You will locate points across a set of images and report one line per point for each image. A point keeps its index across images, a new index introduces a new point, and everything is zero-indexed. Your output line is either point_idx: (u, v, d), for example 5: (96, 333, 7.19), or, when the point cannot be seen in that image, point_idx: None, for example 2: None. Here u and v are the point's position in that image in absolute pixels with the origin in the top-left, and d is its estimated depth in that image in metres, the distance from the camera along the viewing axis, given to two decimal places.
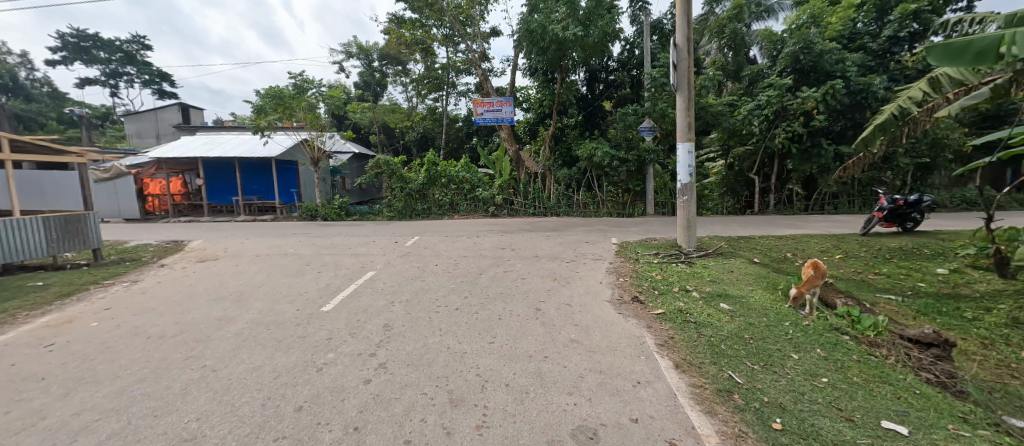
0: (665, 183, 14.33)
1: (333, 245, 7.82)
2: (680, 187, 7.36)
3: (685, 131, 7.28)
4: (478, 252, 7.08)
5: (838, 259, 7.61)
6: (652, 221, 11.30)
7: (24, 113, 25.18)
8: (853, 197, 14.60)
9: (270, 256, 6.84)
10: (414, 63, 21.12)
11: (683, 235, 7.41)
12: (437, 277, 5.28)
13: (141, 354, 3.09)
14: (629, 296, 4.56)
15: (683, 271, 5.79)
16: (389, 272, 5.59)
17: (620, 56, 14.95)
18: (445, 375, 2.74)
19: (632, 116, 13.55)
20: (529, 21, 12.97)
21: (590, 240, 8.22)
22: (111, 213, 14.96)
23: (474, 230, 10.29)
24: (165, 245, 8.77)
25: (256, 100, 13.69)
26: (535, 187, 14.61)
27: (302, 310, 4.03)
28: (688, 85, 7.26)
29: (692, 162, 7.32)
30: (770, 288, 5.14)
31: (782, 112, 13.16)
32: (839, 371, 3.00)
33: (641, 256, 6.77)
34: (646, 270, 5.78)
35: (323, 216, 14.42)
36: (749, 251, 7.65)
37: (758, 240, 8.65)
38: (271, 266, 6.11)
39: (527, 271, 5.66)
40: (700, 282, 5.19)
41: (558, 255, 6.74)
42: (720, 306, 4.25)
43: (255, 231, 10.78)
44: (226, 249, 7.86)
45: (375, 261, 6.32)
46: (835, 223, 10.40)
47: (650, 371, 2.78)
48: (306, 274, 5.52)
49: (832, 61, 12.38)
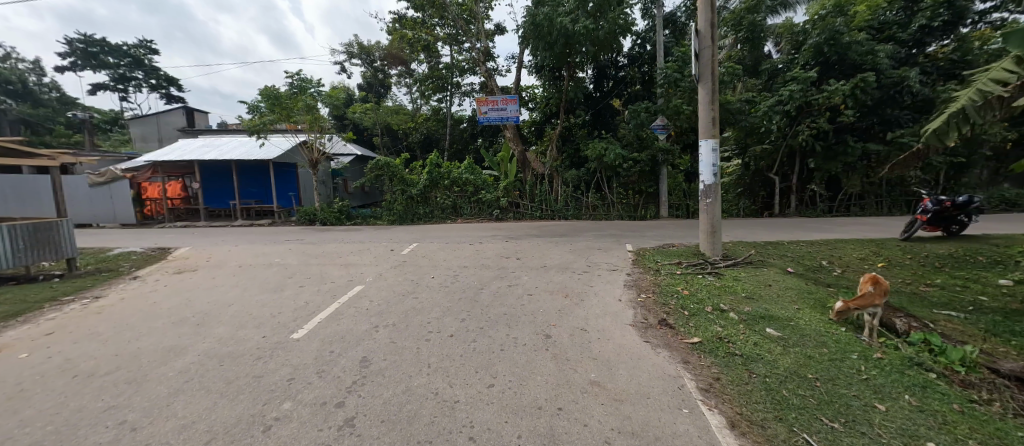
0: (679, 184, 13.59)
1: (324, 253, 7.22)
2: (704, 188, 6.66)
3: (709, 127, 6.55)
4: (479, 261, 6.43)
5: (881, 268, 6.83)
6: (667, 225, 10.56)
7: (31, 118, 25.28)
8: (881, 197, 13.70)
9: (254, 267, 6.27)
10: (417, 64, 20.65)
11: (708, 242, 6.73)
12: (431, 294, 4.62)
13: (53, 403, 2.47)
14: (655, 318, 3.86)
15: (712, 284, 5.06)
16: (379, 287, 4.96)
17: (631, 52, 14.29)
18: (428, 438, 2.07)
19: (644, 114, 12.89)
20: (534, 14, 12.37)
21: (603, 247, 7.52)
22: (105, 218, 14.42)
23: (478, 235, 9.67)
24: (150, 253, 8.27)
25: (253, 101, 13.20)
26: (542, 189, 13.93)
27: (269, 338, 3.39)
28: (711, 75, 6.53)
29: (716, 160, 6.59)
30: (819, 306, 4.39)
31: (806, 108, 12.34)
32: (947, 429, 2.27)
33: (662, 266, 6.05)
34: (670, 284, 5.06)
35: (322, 221, 13.90)
36: (779, 260, 6.96)
37: (787, 246, 7.90)
38: (251, 279, 5.53)
39: (534, 285, 4.99)
40: (736, 299, 4.46)
41: (569, 265, 6.06)
42: (766, 332, 3.54)
43: (247, 237, 10.24)
44: (210, 257, 7.32)
45: (366, 273, 5.69)
46: (869, 226, 9.57)
47: (699, 433, 2.09)
48: (285, 289, 4.91)
49: (860, 52, 11.57)
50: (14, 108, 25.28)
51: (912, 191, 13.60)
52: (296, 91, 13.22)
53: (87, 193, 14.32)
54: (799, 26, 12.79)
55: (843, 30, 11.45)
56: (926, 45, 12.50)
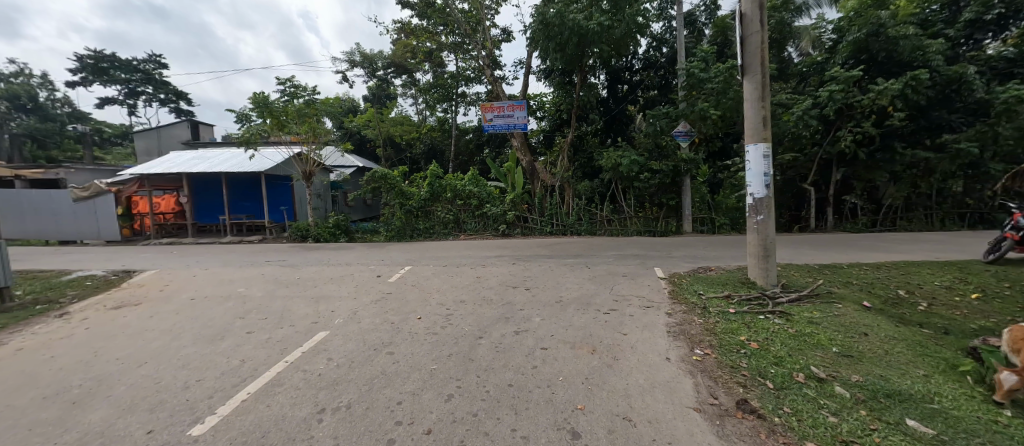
0: (704, 196, 12.35)
1: (298, 281, 6.11)
2: (753, 203, 5.49)
3: (760, 127, 5.39)
4: (479, 293, 5.26)
5: (978, 300, 5.49)
6: (697, 242, 9.29)
7: (38, 133, 25.15)
8: (931, 210, 12.25)
9: (208, 300, 5.17)
10: (422, 74, 19.83)
11: (758, 268, 5.53)
12: (412, 347, 3.45)
13: None
14: (728, 397, 2.63)
15: (784, 331, 3.86)
16: (347, 335, 3.80)
17: (647, 55, 13.27)
18: None
19: (664, 119, 11.78)
20: (544, 13, 11.32)
21: (628, 273, 6.32)
22: (88, 234, 13.58)
23: (481, 255, 8.48)
24: (110, 277, 7.28)
25: (241, 109, 12.32)
26: (552, 201, 12.83)
27: (155, 436, 2.24)
28: (761, 66, 5.40)
29: (767, 169, 5.41)
30: (951, 372, 3.10)
31: (846, 111, 11.04)
32: None
33: (707, 300, 4.85)
34: (728, 331, 3.84)
35: (315, 237, 12.91)
36: (847, 290, 5.70)
37: (848, 271, 6.62)
38: (195, 319, 4.42)
39: (549, 332, 3.79)
40: (830, 359, 3.26)
41: (591, 300, 4.86)
42: (913, 428, 2.28)
43: (226, 257, 9.19)
44: (168, 285, 6.28)
45: (338, 310, 4.57)
46: (939, 245, 8.17)
47: None
48: (225, 338, 3.77)
49: (910, 47, 10.26)
50: (21, 122, 25.15)
51: (967, 203, 12.13)
52: (289, 99, 12.33)
53: (70, 208, 13.53)
54: (833, 23, 11.62)
55: (889, 23, 10.19)
56: (976, 41, 11.19)
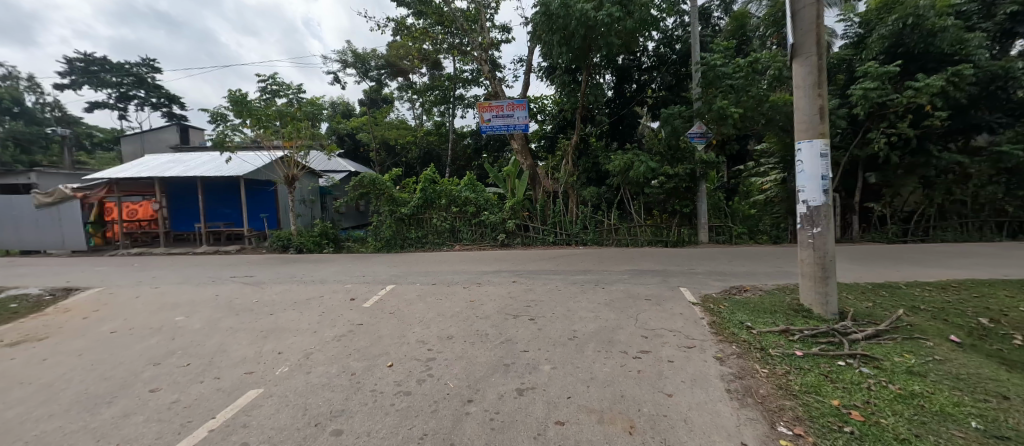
0: (718, 203, 11.39)
1: (253, 307, 5.03)
2: (807, 213, 4.49)
3: (816, 120, 4.39)
4: (472, 326, 4.20)
5: None
6: (721, 255, 8.26)
7: (21, 136, 24.11)
8: (966, 218, 11.18)
9: (130, 335, 4.11)
10: (419, 76, 18.98)
11: (815, 292, 4.52)
12: (369, 422, 2.39)
13: None
14: None
15: (887, 391, 2.80)
16: (286, 394, 2.75)
17: (657, 52, 12.37)
18: None
19: (677, 119, 10.68)
20: (547, 3, 10.44)
21: (652, 296, 5.30)
22: (52, 244, 12.51)
23: (478, 270, 7.46)
24: (44, 298, 6.22)
25: (215, 108, 11.27)
26: (554, 208, 11.86)
27: None
28: (818, 46, 4.42)
29: (826, 170, 4.40)
30: None
31: (877, 110, 10.09)
32: None
33: (762, 336, 3.81)
34: (811, 389, 2.80)
35: (297, 247, 11.86)
36: (920, 318, 4.68)
37: (911, 294, 5.57)
38: (97, 365, 3.36)
39: (564, 392, 2.75)
40: (981, 444, 2.19)
41: (613, 337, 3.81)
42: None
43: (191, 271, 8.14)
44: (97, 311, 5.20)
45: (288, 353, 3.51)
46: (1001, 260, 7.12)
47: None
48: (116, 401, 2.70)
49: (950, 40, 9.31)
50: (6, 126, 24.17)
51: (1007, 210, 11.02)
52: (270, 98, 11.40)
53: (33, 216, 12.49)
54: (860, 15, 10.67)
55: (928, 14, 9.27)
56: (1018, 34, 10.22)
